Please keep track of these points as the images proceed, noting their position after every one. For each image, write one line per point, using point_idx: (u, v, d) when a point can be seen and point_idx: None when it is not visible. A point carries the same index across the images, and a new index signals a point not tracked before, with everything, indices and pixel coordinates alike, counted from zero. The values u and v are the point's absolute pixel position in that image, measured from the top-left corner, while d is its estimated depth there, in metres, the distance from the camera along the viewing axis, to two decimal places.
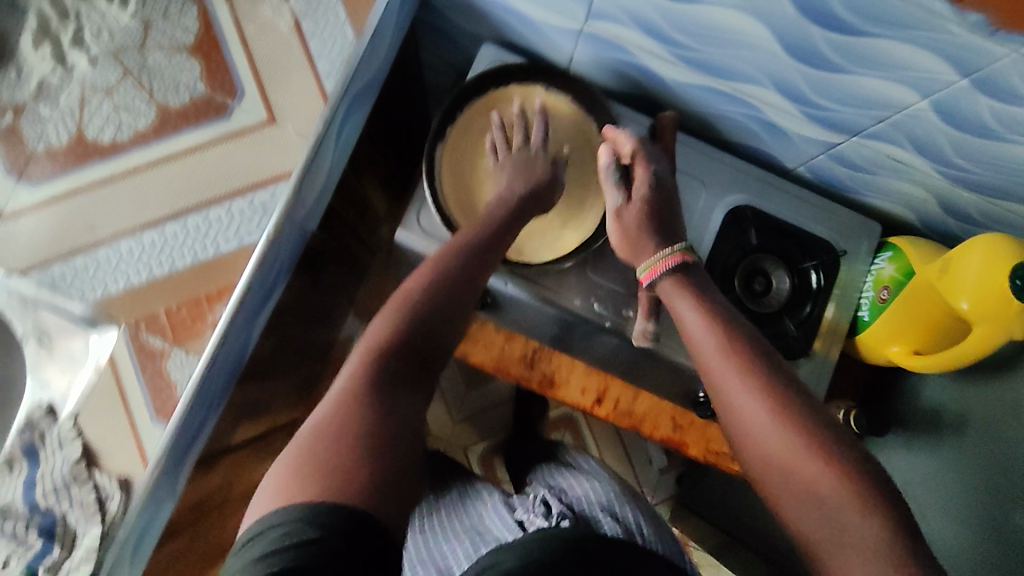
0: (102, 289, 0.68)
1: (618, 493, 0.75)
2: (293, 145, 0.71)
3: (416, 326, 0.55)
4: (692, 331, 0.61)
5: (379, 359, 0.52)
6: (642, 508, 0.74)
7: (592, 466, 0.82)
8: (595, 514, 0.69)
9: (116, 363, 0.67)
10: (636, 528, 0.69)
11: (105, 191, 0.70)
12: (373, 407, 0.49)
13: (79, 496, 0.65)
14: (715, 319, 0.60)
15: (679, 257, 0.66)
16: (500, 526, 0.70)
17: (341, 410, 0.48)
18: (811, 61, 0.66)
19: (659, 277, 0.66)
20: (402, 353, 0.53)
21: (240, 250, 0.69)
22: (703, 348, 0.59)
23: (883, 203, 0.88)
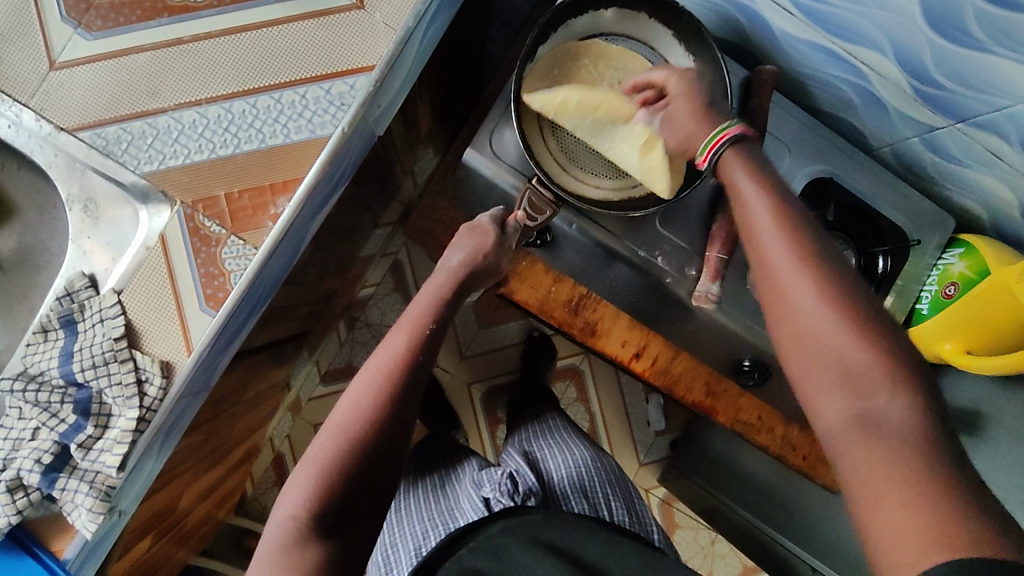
0: (157, 163, 0.63)
1: (590, 468, 0.87)
2: (380, 36, 0.65)
3: (425, 356, 0.63)
4: (750, 207, 0.53)
5: (379, 402, 0.58)
6: (612, 485, 0.87)
7: (556, 441, 0.95)
8: (565, 495, 0.82)
9: (168, 243, 0.63)
10: (604, 505, 0.82)
11: (170, 52, 0.63)
12: (389, 405, 0.58)
13: (118, 376, 0.62)
14: (778, 202, 0.53)
15: (733, 133, 0.56)
16: (471, 506, 0.80)
17: (365, 405, 0.57)
18: (950, 33, 0.63)
19: (721, 148, 0.57)
20: (400, 397, 0.59)
21: (311, 142, 0.64)
22: (759, 227, 0.52)
23: (961, 199, 0.85)
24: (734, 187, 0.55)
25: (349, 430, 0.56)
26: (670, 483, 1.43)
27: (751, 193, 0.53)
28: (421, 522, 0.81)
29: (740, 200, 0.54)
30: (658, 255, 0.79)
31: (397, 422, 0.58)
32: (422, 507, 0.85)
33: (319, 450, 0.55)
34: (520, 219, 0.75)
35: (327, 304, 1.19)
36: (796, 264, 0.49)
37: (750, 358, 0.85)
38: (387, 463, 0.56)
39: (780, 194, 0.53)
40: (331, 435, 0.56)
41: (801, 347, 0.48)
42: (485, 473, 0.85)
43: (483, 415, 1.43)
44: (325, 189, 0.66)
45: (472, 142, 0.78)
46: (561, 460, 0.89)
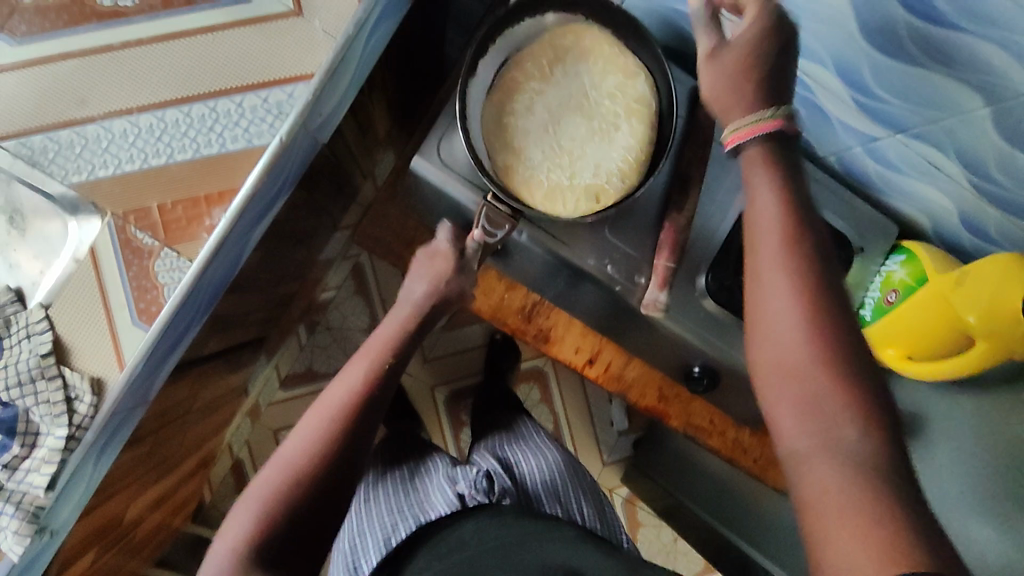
0: (87, 174, 0.61)
1: (562, 475, 0.88)
2: (318, 44, 0.64)
3: (380, 390, 0.64)
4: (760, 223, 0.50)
5: (329, 439, 0.58)
6: (583, 491, 0.88)
7: (535, 445, 0.92)
8: (538, 501, 0.83)
9: (98, 257, 0.61)
10: (576, 510, 0.84)
11: (99, 60, 0.62)
12: (340, 440, 0.58)
13: (45, 393, 0.61)
14: (794, 225, 0.49)
15: (770, 123, 0.50)
16: (443, 500, 0.78)
17: (316, 444, 0.58)
18: (885, 47, 0.64)
19: (742, 144, 0.51)
20: (350, 430, 0.59)
21: (248, 151, 0.63)
22: (760, 237, 0.49)
23: (904, 206, 0.87)
24: (749, 192, 0.51)
25: (294, 459, 0.57)
26: (633, 482, 1.44)
27: (769, 209, 0.49)
28: (390, 514, 0.79)
29: (751, 209, 0.51)
30: (607, 263, 0.80)
31: (348, 457, 0.58)
32: (392, 501, 0.82)
33: (262, 483, 0.56)
34: (477, 238, 0.74)
35: (283, 310, 1.16)
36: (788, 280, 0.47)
37: (698, 364, 0.85)
38: (332, 493, 0.57)
39: (793, 199, 0.50)
40: (278, 468, 0.57)
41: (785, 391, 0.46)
42: (460, 469, 0.83)
43: (446, 417, 1.43)
44: (263, 200, 0.64)
45: (420, 149, 0.77)
46: (535, 464, 0.88)
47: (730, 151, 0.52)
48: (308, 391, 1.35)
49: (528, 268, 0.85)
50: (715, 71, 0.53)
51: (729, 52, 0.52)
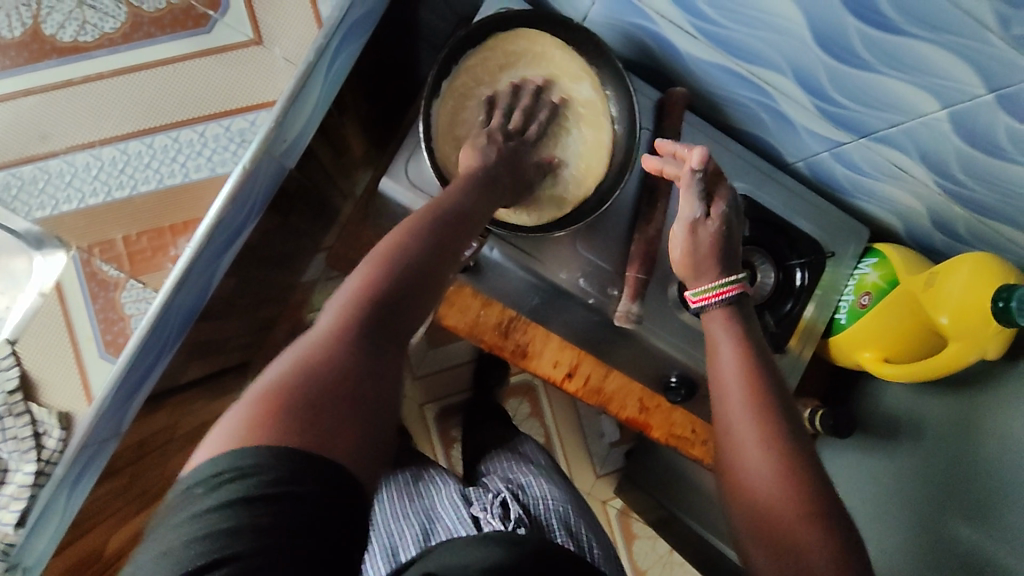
0: (51, 208, 0.61)
1: (570, 506, 0.79)
2: (279, 71, 0.65)
3: (461, 220, 0.54)
4: (721, 368, 0.56)
5: (419, 248, 0.49)
6: (598, 531, 0.77)
7: (546, 472, 0.88)
8: (551, 529, 0.72)
9: (64, 290, 0.62)
10: (589, 546, 0.72)
11: (60, 96, 0.62)
12: (428, 241, 0.49)
13: (12, 430, 0.61)
14: (753, 377, 0.55)
15: (735, 289, 0.61)
16: (454, 518, 0.75)
17: (393, 258, 0.47)
18: (840, 54, 0.64)
19: (710, 306, 0.61)
20: (404, 298, 0.46)
21: (211, 180, 0.63)
22: (724, 385, 0.55)
23: (874, 209, 0.87)
24: (716, 354, 0.58)
25: (320, 343, 0.41)
26: (625, 494, 1.43)
27: (730, 363, 0.56)
28: (397, 522, 0.77)
29: (716, 364, 0.57)
30: (580, 277, 0.80)
31: (439, 250, 0.50)
32: (401, 510, 0.80)
33: (288, 363, 0.40)
34: None
35: (266, 334, 1.16)
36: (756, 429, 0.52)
37: (676, 374, 0.85)
38: (402, 319, 0.45)
39: (752, 358, 0.56)
40: (342, 304, 0.44)
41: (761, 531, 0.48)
42: (477, 493, 0.79)
43: (435, 434, 1.42)
44: (230, 228, 0.64)
45: (388, 169, 0.77)
46: (547, 489, 0.81)
47: (696, 308, 0.62)
48: None
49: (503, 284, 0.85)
50: (686, 244, 0.63)
51: (708, 230, 0.62)
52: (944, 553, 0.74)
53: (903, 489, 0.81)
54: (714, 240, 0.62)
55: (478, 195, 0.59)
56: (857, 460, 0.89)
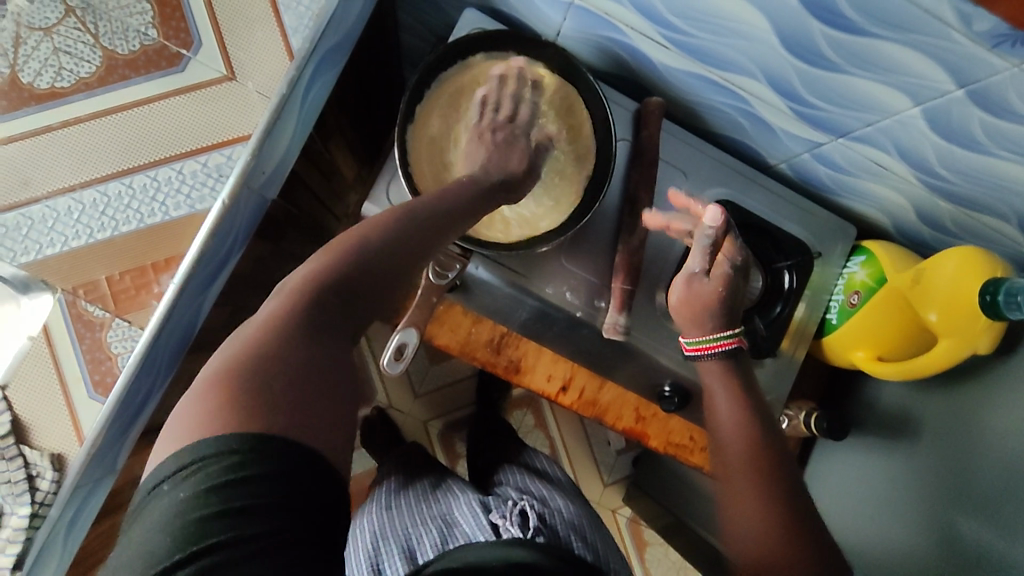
0: (35, 253, 0.62)
1: (587, 523, 0.78)
2: (253, 105, 0.65)
3: (428, 206, 0.55)
4: (723, 419, 0.61)
5: (376, 233, 0.50)
6: (612, 547, 0.76)
7: (560, 489, 0.87)
8: (568, 536, 0.71)
9: (50, 333, 0.63)
10: (607, 559, 0.71)
11: (39, 141, 0.63)
12: (387, 226, 0.51)
13: (6, 474, 0.62)
14: (750, 427, 0.59)
15: (730, 343, 0.65)
16: (471, 524, 0.71)
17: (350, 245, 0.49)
18: (809, 57, 0.64)
19: (704, 357, 0.66)
20: (357, 285, 0.48)
21: (191, 217, 0.64)
22: (723, 436, 0.60)
23: (860, 206, 0.87)
24: (711, 395, 0.64)
25: (277, 324, 0.44)
26: (634, 502, 1.42)
27: (730, 405, 0.61)
28: (413, 525, 0.76)
29: (716, 417, 0.62)
30: (566, 291, 0.80)
31: (396, 234, 0.51)
32: (416, 515, 0.78)
33: (240, 342, 0.43)
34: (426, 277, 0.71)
35: None
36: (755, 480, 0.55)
37: (669, 383, 0.84)
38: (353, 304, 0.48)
39: (752, 413, 0.60)
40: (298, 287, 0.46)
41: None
42: (492, 501, 0.77)
43: (440, 450, 1.41)
44: (214, 260, 0.65)
45: (371, 195, 0.77)
46: (563, 504, 0.80)
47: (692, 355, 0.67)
48: None
49: (492, 301, 0.85)
50: (684, 292, 0.67)
51: (704, 286, 0.66)
52: (935, 550, 0.74)
53: (897, 488, 0.81)
54: (710, 297, 0.66)
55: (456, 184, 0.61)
56: (858, 460, 0.88)
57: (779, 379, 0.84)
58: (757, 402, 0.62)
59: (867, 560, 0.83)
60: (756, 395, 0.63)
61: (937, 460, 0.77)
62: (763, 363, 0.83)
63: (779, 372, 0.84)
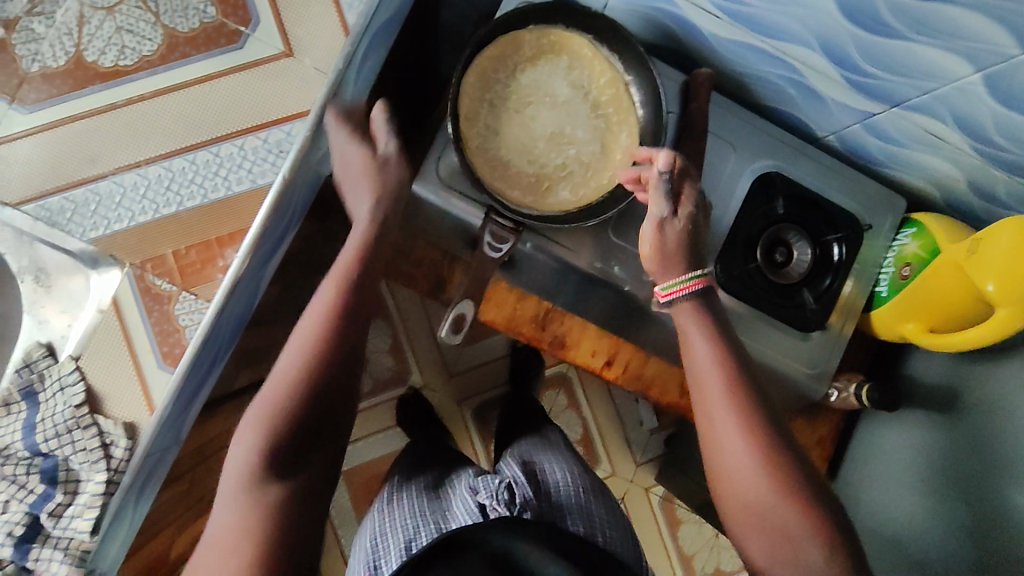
0: (103, 228, 0.64)
1: (586, 493, 0.79)
2: (311, 81, 0.66)
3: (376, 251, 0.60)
4: (703, 370, 0.60)
5: (334, 315, 0.55)
6: (606, 510, 0.79)
7: (560, 456, 0.88)
8: (561, 512, 0.73)
9: (120, 306, 0.65)
10: (599, 527, 0.74)
11: (105, 119, 0.65)
12: (347, 305, 0.56)
13: (83, 441, 0.64)
14: (730, 372, 0.59)
15: (702, 283, 0.63)
16: (464, 511, 0.71)
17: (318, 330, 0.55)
18: (866, 24, 0.64)
19: (679, 299, 0.63)
20: (331, 366, 0.54)
21: (252, 191, 0.65)
22: (706, 383, 0.60)
23: (909, 178, 0.86)
24: (688, 340, 0.62)
25: (265, 431, 0.52)
26: (668, 481, 1.43)
27: (706, 362, 0.60)
28: (410, 517, 0.73)
29: (693, 362, 0.61)
30: (614, 265, 0.80)
31: (356, 310, 0.56)
32: (414, 505, 0.76)
33: (241, 449, 0.52)
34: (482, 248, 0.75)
35: None
36: (738, 431, 0.57)
37: None
38: (329, 391, 0.54)
39: (730, 354, 0.60)
40: (277, 378, 0.54)
41: (747, 519, 0.57)
42: (482, 478, 0.76)
43: (474, 430, 1.42)
44: (273, 236, 0.66)
45: (419, 170, 0.77)
46: (559, 475, 0.80)
47: (665, 302, 0.64)
48: None
49: (538, 276, 0.86)
50: (655, 239, 0.65)
51: (675, 227, 0.64)
52: (974, 522, 0.76)
53: (937, 461, 0.82)
54: (681, 238, 0.64)
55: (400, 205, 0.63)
56: (904, 433, 0.88)
57: (826, 352, 0.84)
58: (740, 355, 0.61)
59: (913, 535, 0.84)
60: (732, 336, 0.62)
61: (975, 432, 0.77)
62: (810, 336, 0.83)
63: (825, 346, 0.84)
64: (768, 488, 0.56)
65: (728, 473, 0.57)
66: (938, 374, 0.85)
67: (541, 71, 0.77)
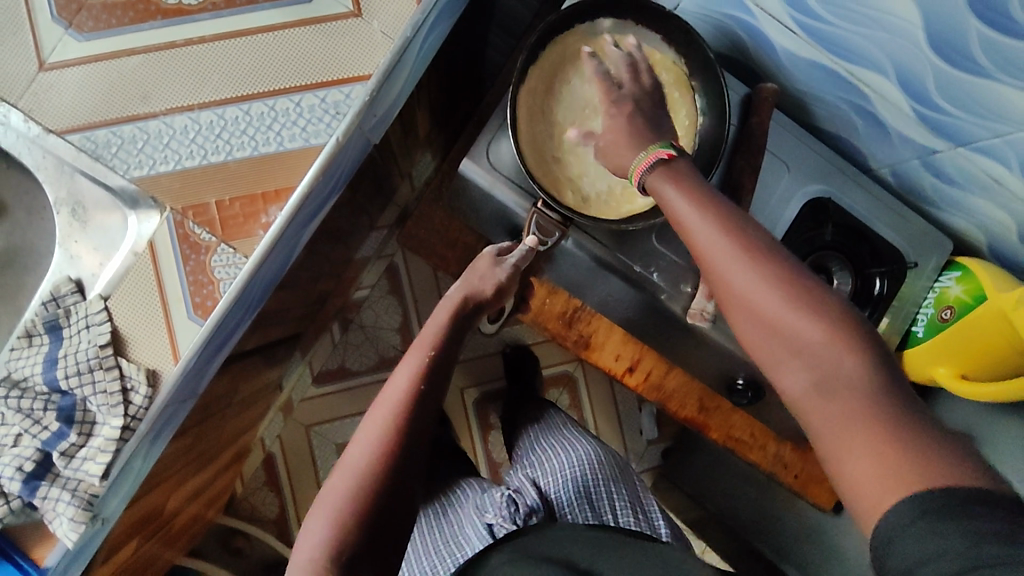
0: (147, 169, 0.62)
1: (591, 468, 0.84)
2: (377, 44, 0.64)
3: (430, 389, 0.61)
4: (691, 227, 0.53)
5: (399, 418, 0.58)
6: (615, 481, 0.84)
7: (567, 436, 0.93)
8: (569, 506, 0.79)
9: (156, 250, 0.62)
10: (608, 509, 0.80)
11: (162, 57, 0.62)
12: (413, 409, 0.59)
13: (103, 382, 0.62)
14: (726, 219, 0.52)
15: (655, 156, 0.56)
16: (475, 531, 0.77)
17: (390, 424, 0.58)
18: (953, 58, 0.62)
19: (643, 177, 0.57)
20: (397, 463, 0.56)
21: (305, 150, 0.63)
22: (706, 241, 0.51)
23: (960, 221, 0.84)
24: (671, 208, 0.54)
25: (343, 526, 0.53)
26: (662, 494, 1.41)
27: (748, 286, 0.49)
28: (428, 556, 0.80)
29: (681, 225, 0.53)
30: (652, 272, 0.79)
31: (415, 420, 0.59)
32: (432, 535, 0.83)
33: (310, 539, 0.53)
34: (529, 244, 0.73)
35: (321, 309, 1.15)
36: (764, 279, 0.49)
37: (742, 378, 0.83)
38: (401, 489, 0.56)
39: (720, 204, 0.53)
40: (344, 473, 0.55)
41: (775, 351, 0.48)
42: (486, 496, 0.81)
43: (474, 420, 1.39)
44: (316, 202, 0.65)
45: (470, 152, 0.76)
46: (558, 467, 0.84)
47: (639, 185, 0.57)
48: (341, 387, 1.32)
49: (571, 274, 0.84)
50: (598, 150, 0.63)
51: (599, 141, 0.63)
52: None
53: None
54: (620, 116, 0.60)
55: (445, 355, 0.66)
56: None
57: None
58: (795, 268, 0.50)
59: None
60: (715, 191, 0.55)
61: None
62: None
63: None
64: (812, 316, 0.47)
65: (773, 322, 0.48)
66: (966, 422, 0.84)
67: (599, 65, 0.76)
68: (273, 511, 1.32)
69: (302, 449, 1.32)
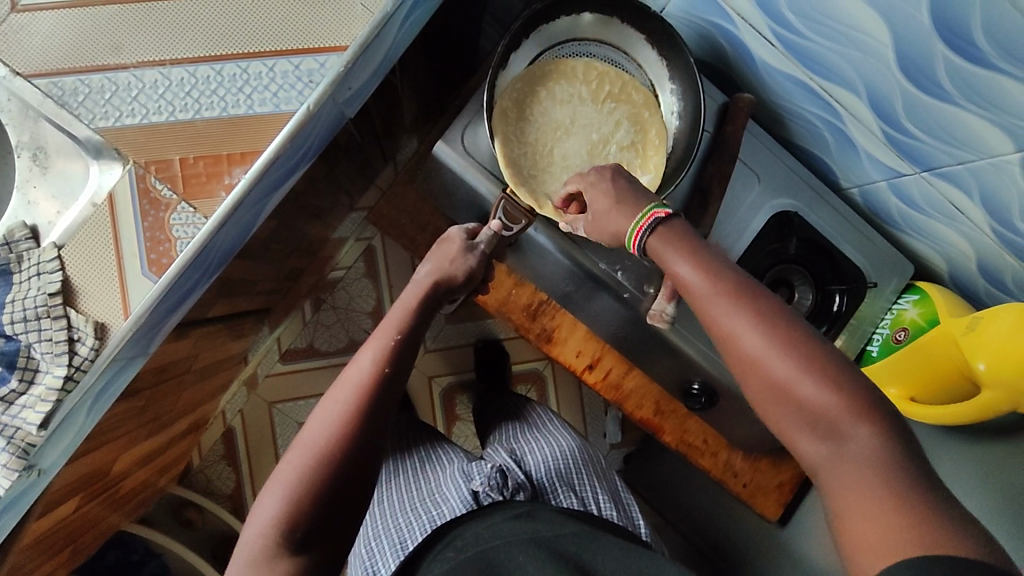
0: (113, 120, 0.62)
1: (574, 461, 0.85)
2: (356, 16, 0.64)
3: (395, 367, 0.60)
4: (685, 279, 0.54)
5: (364, 395, 0.57)
6: (596, 473, 0.86)
7: (546, 429, 0.92)
8: (552, 492, 0.80)
9: (115, 203, 0.62)
10: (592, 497, 0.82)
11: (138, 10, 0.62)
12: (379, 388, 0.58)
13: (49, 330, 0.61)
14: (716, 272, 0.53)
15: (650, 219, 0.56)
16: (456, 497, 0.76)
17: (356, 403, 0.56)
18: (920, 81, 0.63)
19: (644, 241, 0.56)
20: (359, 439, 0.54)
21: (275, 116, 0.63)
22: (702, 295, 0.53)
23: (922, 247, 0.85)
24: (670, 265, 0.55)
25: (300, 503, 0.51)
26: None
27: (740, 332, 0.50)
28: (404, 514, 0.78)
29: (678, 278, 0.54)
30: (618, 270, 0.79)
31: (379, 397, 0.57)
32: (407, 499, 0.81)
33: (263, 512, 0.51)
34: (494, 229, 0.73)
35: (293, 285, 1.14)
36: (750, 323, 0.50)
37: (698, 382, 0.85)
38: (364, 468, 0.54)
39: (712, 260, 0.54)
40: (302, 449, 0.53)
41: (761, 385, 0.49)
42: (474, 464, 0.80)
43: (440, 409, 1.38)
44: (281, 170, 0.64)
45: (445, 135, 0.77)
46: (545, 452, 0.85)
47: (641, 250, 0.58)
48: (307, 366, 1.31)
49: (540, 267, 0.84)
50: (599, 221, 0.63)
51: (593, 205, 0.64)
52: None
53: None
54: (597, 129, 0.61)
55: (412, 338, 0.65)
56: None
57: None
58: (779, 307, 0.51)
59: None
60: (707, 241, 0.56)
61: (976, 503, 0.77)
62: None
63: None
64: (772, 345, 0.49)
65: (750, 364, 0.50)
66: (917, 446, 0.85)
67: (572, 89, 0.76)
68: (229, 486, 1.31)
69: (263, 425, 1.31)
